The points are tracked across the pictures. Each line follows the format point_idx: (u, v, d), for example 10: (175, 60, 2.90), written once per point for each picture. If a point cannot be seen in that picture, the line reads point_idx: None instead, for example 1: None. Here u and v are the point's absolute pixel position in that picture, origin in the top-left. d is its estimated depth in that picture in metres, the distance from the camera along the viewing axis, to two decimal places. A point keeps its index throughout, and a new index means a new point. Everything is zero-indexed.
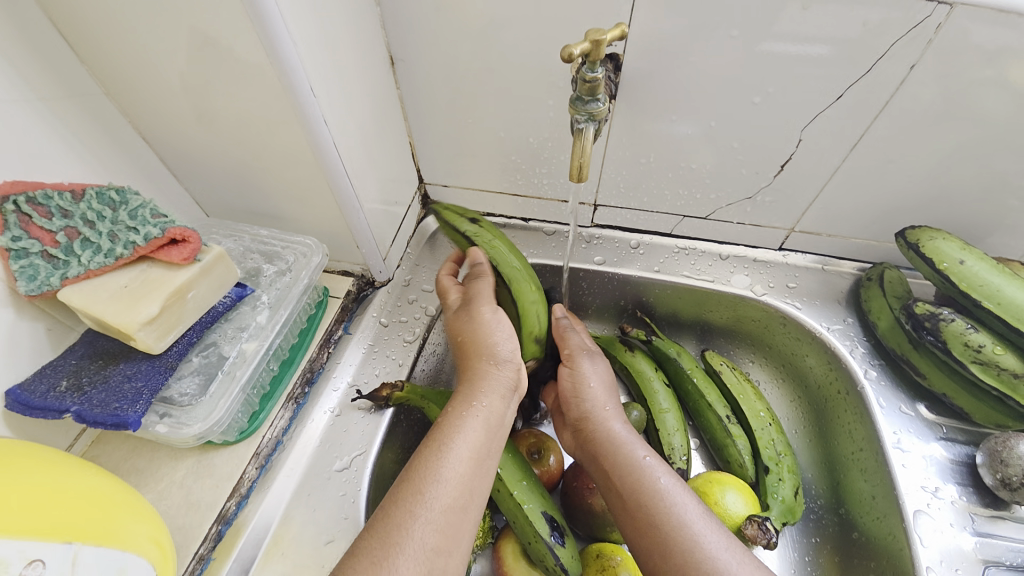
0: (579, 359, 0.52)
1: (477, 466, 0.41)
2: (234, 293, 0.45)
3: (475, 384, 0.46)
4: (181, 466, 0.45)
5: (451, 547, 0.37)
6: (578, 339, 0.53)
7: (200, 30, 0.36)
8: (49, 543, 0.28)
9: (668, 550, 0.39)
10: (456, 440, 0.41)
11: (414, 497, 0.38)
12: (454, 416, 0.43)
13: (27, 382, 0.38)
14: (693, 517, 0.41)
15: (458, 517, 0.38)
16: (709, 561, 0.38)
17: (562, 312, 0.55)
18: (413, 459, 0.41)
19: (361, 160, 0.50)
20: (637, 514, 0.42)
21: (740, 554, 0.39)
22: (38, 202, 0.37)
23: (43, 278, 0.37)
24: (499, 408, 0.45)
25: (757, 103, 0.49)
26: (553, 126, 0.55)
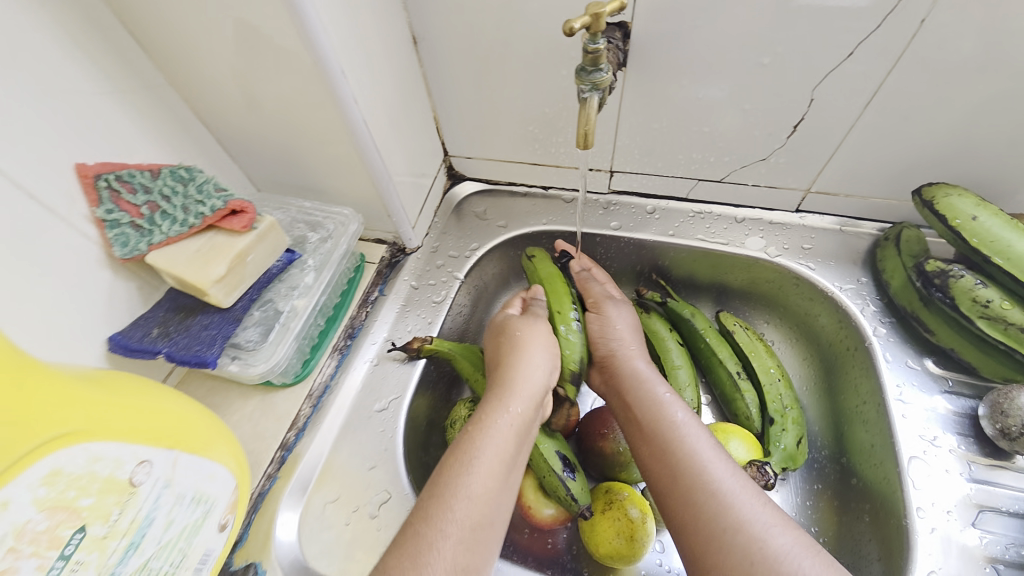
0: (605, 305, 0.59)
1: (500, 481, 0.43)
2: (285, 258, 0.52)
3: (503, 394, 0.48)
4: (249, 403, 0.53)
5: (472, 560, 0.39)
6: (600, 290, 0.60)
7: (245, 23, 0.41)
8: (154, 448, 0.35)
9: (679, 476, 0.43)
10: (482, 452, 0.43)
11: (438, 509, 0.40)
12: (479, 428, 0.45)
13: (125, 331, 0.46)
14: (703, 447, 0.44)
15: (479, 530, 0.40)
16: (716, 483, 0.42)
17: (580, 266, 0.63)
18: (438, 472, 0.43)
19: (389, 135, 0.55)
20: (652, 443, 0.47)
21: (743, 479, 0.42)
22: (124, 180, 0.45)
23: (134, 244, 0.44)
24: (526, 418, 0.47)
25: (767, 64, 0.50)
26: (568, 94, 0.58)
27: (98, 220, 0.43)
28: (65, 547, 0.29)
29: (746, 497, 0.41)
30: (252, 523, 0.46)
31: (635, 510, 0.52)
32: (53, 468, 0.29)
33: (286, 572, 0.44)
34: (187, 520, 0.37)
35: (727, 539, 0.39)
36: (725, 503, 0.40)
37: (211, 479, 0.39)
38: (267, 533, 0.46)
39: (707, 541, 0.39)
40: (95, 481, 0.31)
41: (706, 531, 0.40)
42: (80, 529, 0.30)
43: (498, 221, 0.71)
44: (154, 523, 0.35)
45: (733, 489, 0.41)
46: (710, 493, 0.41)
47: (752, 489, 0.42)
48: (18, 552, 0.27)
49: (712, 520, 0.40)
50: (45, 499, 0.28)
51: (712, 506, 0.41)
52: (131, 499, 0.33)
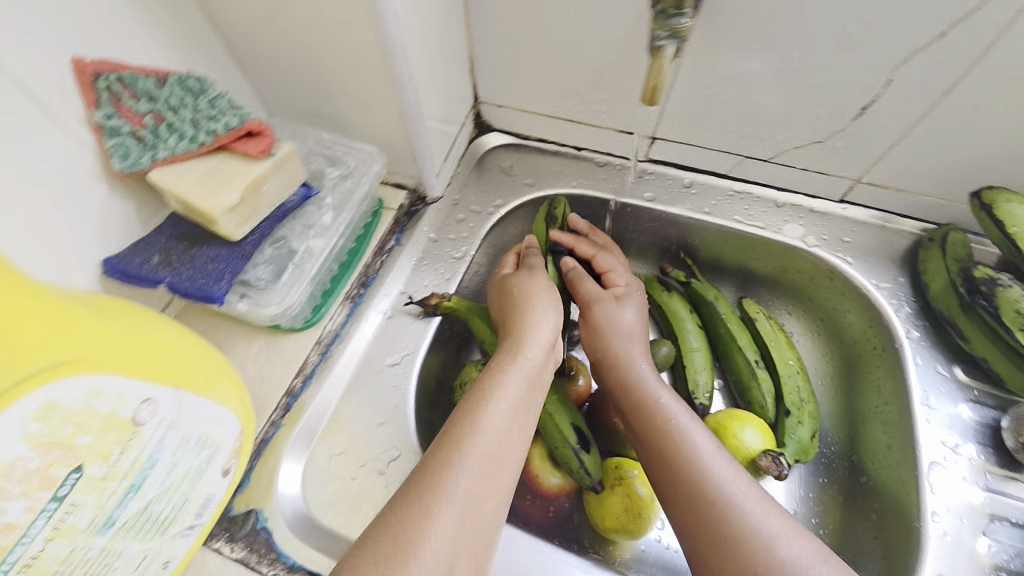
0: (592, 308, 0.54)
1: (515, 422, 0.41)
2: (301, 193, 0.47)
3: (517, 342, 0.46)
4: (253, 344, 0.50)
5: (488, 496, 0.36)
6: (593, 289, 0.55)
7: None
8: (161, 386, 0.31)
9: (680, 481, 0.41)
10: (497, 396, 0.41)
11: (453, 446, 0.37)
12: (493, 371, 0.43)
13: (122, 254, 0.42)
14: (706, 451, 0.42)
15: (497, 466, 0.38)
16: (718, 490, 0.39)
17: (571, 263, 0.57)
18: (453, 413, 0.40)
19: (423, 67, 0.49)
20: (649, 452, 0.44)
21: (750, 483, 0.40)
22: (127, 83, 0.39)
23: (135, 158, 0.40)
24: (539, 365, 0.45)
25: (851, 35, 0.45)
26: (623, 46, 0.52)
27: (94, 126, 0.38)
28: (60, 487, 0.27)
29: (752, 503, 0.38)
30: (254, 468, 0.45)
31: (642, 487, 0.51)
32: (48, 402, 0.26)
33: (289, 522, 0.44)
34: (190, 464, 0.34)
35: (731, 547, 0.37)
36: (730, 509, 0.38)
37: (217, 422, 0.36)
38: (269, 481, 0.45)
39: (711, 548, 0.37)
40: (95, 418, 0.28)
41: (710, 540, 0.38)
42: (76, 469, 0.28)
43: (525, 178, 0.67)
44: (157, 466, 0.32)
45: (739, 492, 0.39)
46: (712, 500, 0.39)
47: (759, 493, 0.39)
48: (7, 492, 0.25)
49: (717, 527, 0.38)
50: (38, 435, 0.26)
51: (711, 514, 0.38)
52: (133, 439, 0.30)
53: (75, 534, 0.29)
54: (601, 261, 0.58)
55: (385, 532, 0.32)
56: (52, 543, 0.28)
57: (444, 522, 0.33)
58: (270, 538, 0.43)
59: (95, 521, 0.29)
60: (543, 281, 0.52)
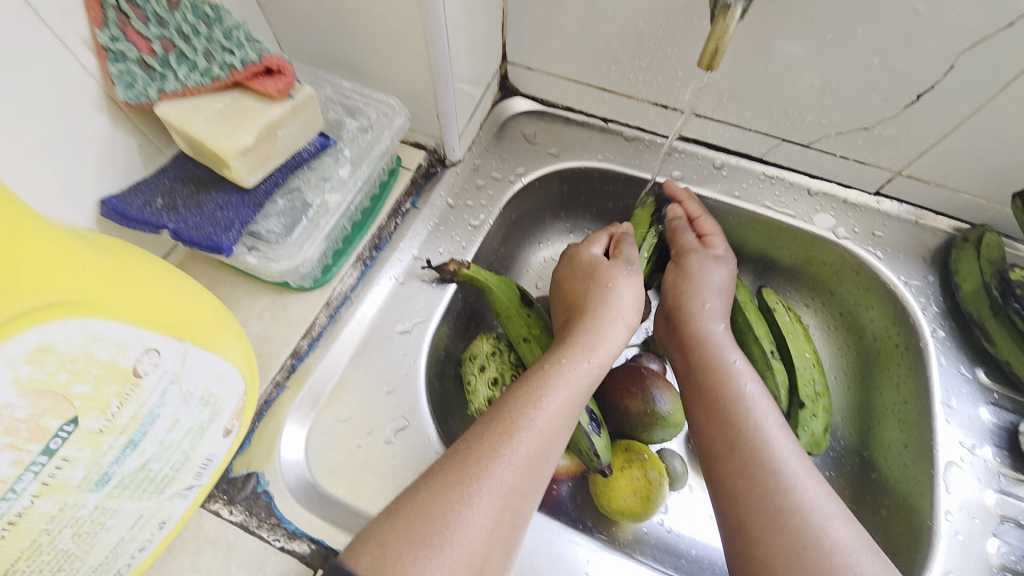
0: (688, 256, 0.54)
1: (568, 423, 0.40)
2: (318, 142, 0.44)
3: (586, 340, 0.44)
4: (258, 302, 0.47)
5: (530, 492, 0.36)
6: (691, 240, 0.55)
7: None
8: (165, 337, 0.29)
9: (738, 447, 0.41)
10: (555, 391, 0.40)
11: (503, 438, 0.36)
12: (557, 366, 0.41)
13: (122, 195, 0.39)
14: (770, 425, 0.41)
15: (543, 463, 0.37)
16: (776, 464, 0.39)
17: (677, 212, 0.56)
18: (503, 401, 0.39)
19: (459, 13, 0.45)
20: (714, 407, 0.44)
21: (807, 464, 0.40)
22: (134, 3, 0.35)
23: (141, 88, 0.36)
24: (603, 370, 0.44)
25: (920, 13, 0.42)
26: (671, 9, 0.49)
27: (99, 48, 0.35)
28: (51, 440, 0.25)
29: (807, 483, 0.38)
30: (256, 429, 0.43)
31: (654, 472, 0.50)
32: (42, 344, 0.23)
33: (291, 487, 0.42)
34: (192, 422, 0.32)
35: (781, 519, 0.37)
36: (784, 485, 0.38)
37: (221, 380, 0.33)
38: (271, 444, 0.43)
39: (757, 517, 0.37)
40: (92, 366, 0.25)
41: (759, 508, 0.38)
42: (70, 421, 0.25)
43: (549, 147, 0.63)
44: (157, 422, 0.30)
45: (796, 473, 0.39)
46: (767, 472, 0.39)
47: (816, 477, 0.39)
48: None
49: (766, 499, 0.38)
50: (29, 381, 0.23)
51: (770, 483, 0.38)
52: (133, 392, 0.28)
53: (66, 491, 0.27)
54: (700, 224, 0.56)
55: (423, 513, 0.33)
56: (40, 500, 0.26)
57: (481, 512, 0.34)
58: (271, 502, 0.41)
59: (89, 478, 0.27)
60: (635, 284, 0.50)
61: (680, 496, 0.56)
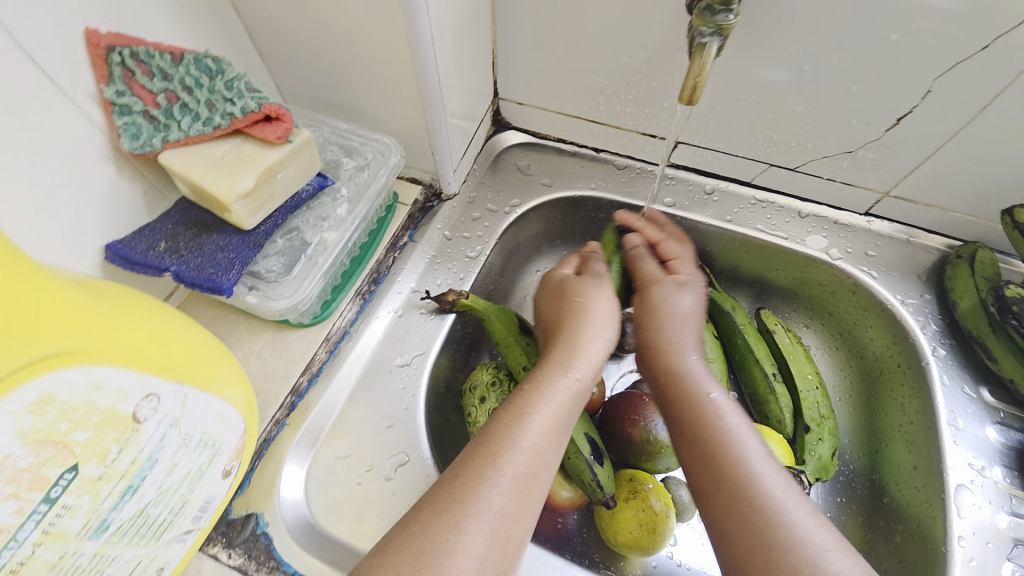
0: (650, 289, 0.52)
1: (554, 441, 0.39)
2: (316, 182, 0.45)
3: (564, 357, 0.44)
4: (259, 339, 0.48)
5: (521, 515, 0.35)
6: (653, 269, 0.54)
7: None
8: (165, 381, 0.29)
9: (723, 482, 0.38)
10: (537, 411, 0.39)
11: (488, 461, 0.36)
12: (538, 384, 0.41)
13: (127, 239, 0.40)
14: (754, 456, 0.39)
15: (532, 486, 0.36)
16: (765, 497, 0.36)
17: (636, 243, 0.56)
18: (488, 424, 0.39)
19: (449, 57, 0.47)
20: (695, 442, 0.41)
21: (799, 495, 0.37)
22: (140, 59, 0.37)
23: (146, 138, 0.38)
24: (585, 384, 0.43)
25: (893, 42, 0.44)
26: (653, 46, 0.51)
27: (105, 102, 0.37)
28: (52, 489, 0.25)
29: (800, 515, 0.35)
30: (255, 469, 0.43)
31: (658, 502, 0.49)
32: (43, 395, 0.24)
33: (290, 528, 0.42)
34: (192, 464, 0.32)
35: (774, 561, 0.34)
36: (775, 519, 0.35)
37: (220, 421, 0.33)
38: (271, 484, 0.43)
39: (749, 558, 0.35)
40: (94, 414, 0.26)
41: (751, 550, 0.35)
42: (71, 469, 0.25)
43: (543, 178, 0.65)
44: (156, 466, 0.30)
45: (786, 507, 0.36)
46: (757, 507, 0.36)
47: (810, 508, 0.36)
48: None
49: (757, 536, 0.35)
50: (31, 432, 0.23)
51: (759, 521, 0.35)
52: (133, 438, 0.28)
53: (65, 539, 0.26)
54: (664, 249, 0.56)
55: (410, 545, 0.31)
56: (41, 549, 0.25)
57: (472, 540, 0.32)
58: (270, 545, 0.41)
59: (88, 526, 0.27)
60: (606, 293, 0.50)
61: (688, 526, 0.55)
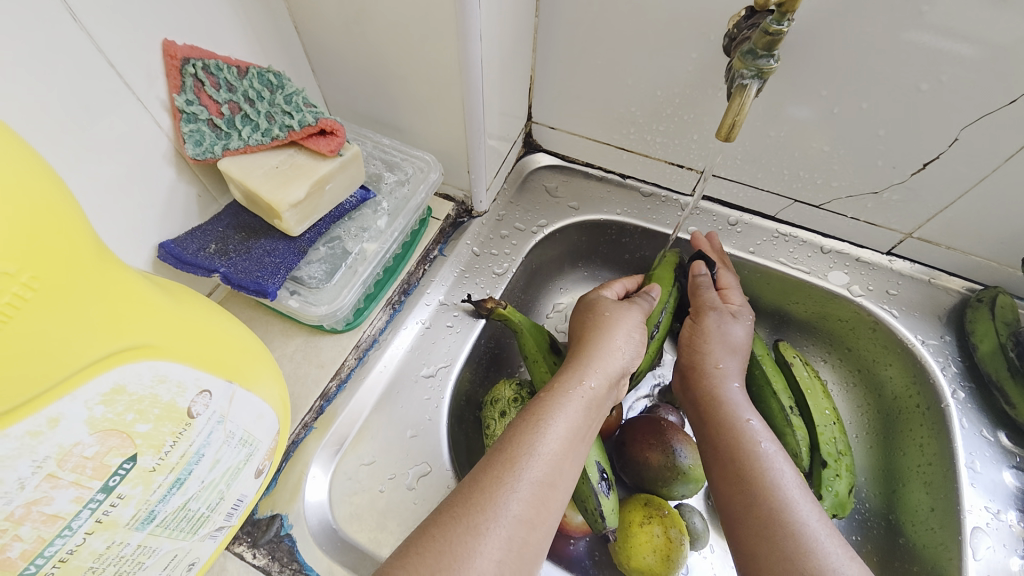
0: (705, 313, 0.53)
1: (572, 451, 0.40)
2: (359, 195, 0.47)
3: (581, 368, 0.45)
4: (291, 342, 0.49)
5: (538, 521, 0.35)
6: (712, 298, 0.54)
7: None
8: (217, 378, 0.30)
9: (756, 512, 0.39)
10: (555, 420, 0.40)
11: (506, 466, 0.36)
12: (558, 392, 0.42)
13: (178, 239, 0.42)
14: (789, 483, 0.40)
15: (549, 492, 0.37)
16: (797, 524, 0.38)
17: (699, 271, 0.56)
18: (506, 432, 0.40)
19: (494, 81, 0.49)
20: (729, 467, 0.43)
21: (829, 527, 0.38)
22: (210, 72, 0.40)
23: (209, 145, 0.40)
24: (600, 393, 0.44)
25: (924, 91, 0.45)
26: (689, 81, 0.53)
27: (174, 109, 0.39)
28: (110, 477, 0.26)
29: (831, 546, 0.36)
30: (282, 471, 0.44)
31: (673, 528, 0.49)
32: (115, 386, 0.25)
33: (313, 532, 0.42)
34: (231, 462, 0.33)
35: None
36: (807, 547, 0.36)
37: (260, 420, 0.34)
38: (296, 486, 0.43)
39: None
40: (155, 406, 0.27)
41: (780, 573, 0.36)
42: (129, 459, 0.26)
43: (570, 201, 0.66)
44: (201, 461, 0.31)
45: (816, 533, 0.37)
46: (790, 533, 0.37)
47: (838, 537, 0.37)
48: (59, 479, 0.24)
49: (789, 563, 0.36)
50: (100, 421, 0.25)
51: (791, 548, 0.37)
52: (185, 432, 0.29)
53: (114, 528, 0.27)
54: (720, 276, 0.57)
55: (432, 545, 0.32)
56: (92, 537, 0.26)
57: (491, 544, 0.33)
58: (293, 547, 0.41)
59: (136, 516, 0.28)
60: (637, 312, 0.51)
61: (700, 556, 0.55)
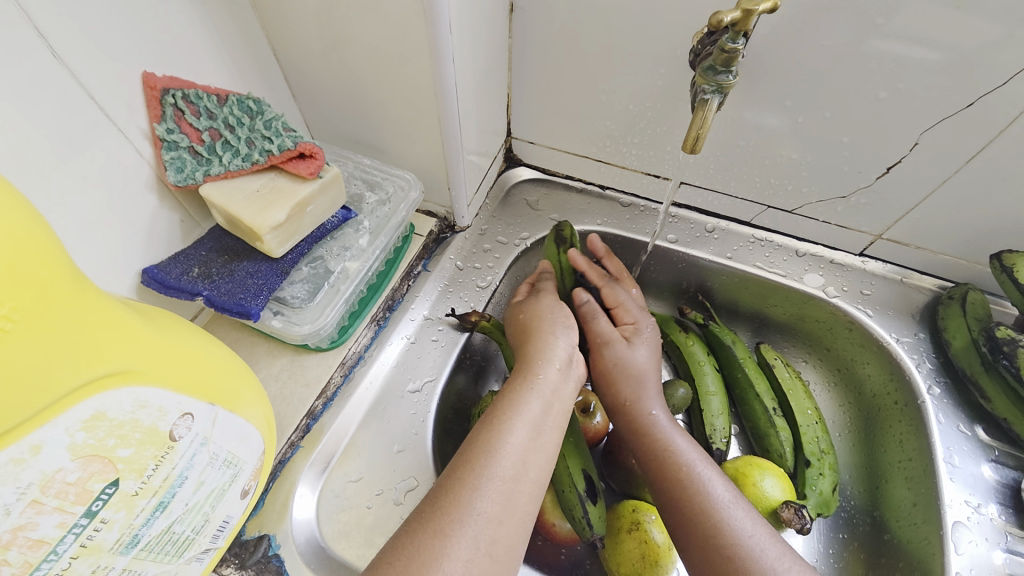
0: (604, 350, 0.52)
1: (537, 443, 0.40)
2: (341, 215, 0.48)
3: (534, 363, 0.46)
4: (277, 362, 0.49)
5: (507, 518, 0.36)
6: (606, 326, 0.54)
7: None
8: (199, 401, 0.31)
9: (694, 527, 0.42)
10: (514, 416, 0.41)
11: (470, 466, 0.38)
12: (517, 389, 0.43)
13: (161, 264, 0.42)
14: (721, 502, 0.42)
15: (516, 486, 0.38)
16: (733, 543, 0.40)
17: (586, 296, 0.55)
18: (471, 434, 0.41)
19: (470, 101, 0.51)
20: (664, 492, 0.44)
21: (767, 538, 0.40)
22: (190, 100, 0.41)
23: (190, 172, 0.41)
24: (554, 383, 0.45)
25: (882, 99, 0.47)
26: (659, 95, 0.54)
27: (156, 138, 0.40)
28: (93, 502, 0.26)
29: (767, 558, 0.39)
30: (269, 490, 0.44)
31: (659, 533, 0.49)
32: (96, 412, 0.25)
33: (301, 550, 0.42)
34: (215, 484, 0.33)
35: None
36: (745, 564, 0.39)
37: (244, 441, 0.35)
38: (284, 505, 0.44)
39: None
40: (137, 430, 0.27)
41: None
42: (112, 483, 0.27)
43: (551, 213, 0.68)
44: (185, 484, 0.31)
45: (754, 545, 0.40)
46: (726, 551, 0.40)
47: (779, 547, 0.40)
48: (42, 505, 0.24)
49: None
50: (81, 447, 0.25)
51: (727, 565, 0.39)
52: (168, 455, 0.29)
53: (99, 553, 0.28)
54: (607, 295, 0.57)
55: (401, 555, 0.33)
56: (78, 561, 0.27)
57: (459, 545, 0.34)
58: (281, 567, 0.41)
59: (120, 540, 0.28)
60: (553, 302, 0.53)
61: None
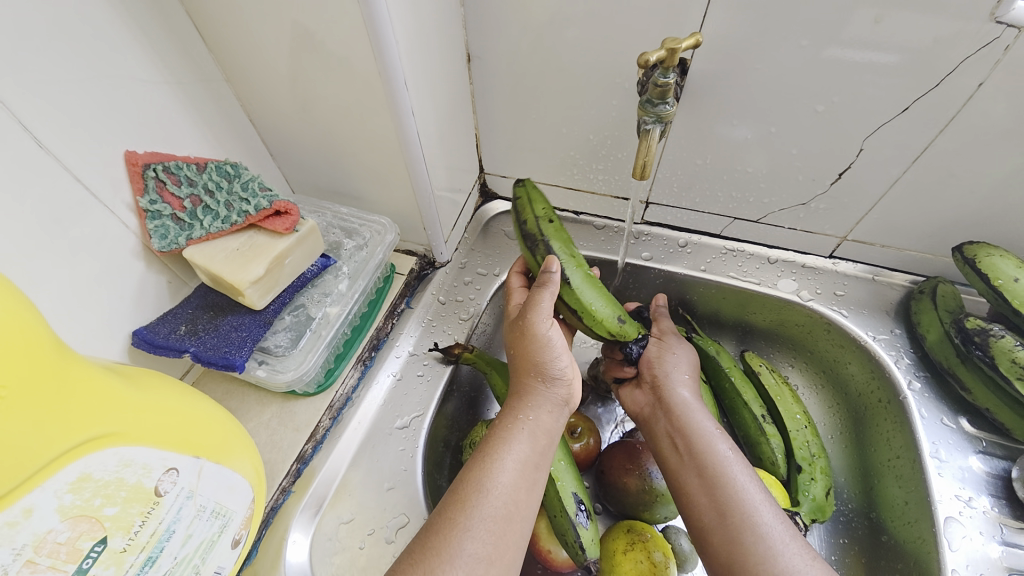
0: (669, 337, 0.57)
1: (528, 479, 0.41)
2: (320, 263, 0.50)
3: (521, 403, 0.46)
4: (267, 410, 0.51)
5: (497, 557, 0.37)
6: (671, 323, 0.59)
7: (294, 28, 0.41)
8: (183, 455, 0.33)
9: (729, 516, 0.42)
10: (504, 455, 0.42)
11: (459, 506, 0.39)
12: (501, 432, 0.44)
13: (150, 325, 0.45)
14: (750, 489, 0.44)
15: (507, 526, 0.39)
16: (764, 526, 0.41)
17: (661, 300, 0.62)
18: (463, 470, 0.42)
19: (435, 146, 0.54)
20: (700, 477, 0.45)
21: (790, 526, 0.41)
22: (171, 171, 0.44)
23: (172, 238, 0.43)
24: (543, 422, 0.45)
25: (821, 112, 0.50)
26: (615, 124, 0.58)
27: (140, 210, 0.43)
28: (83, 560, 0.27)
29: (792, 545, 0.40)
30: (262, 539, 0.45)
31: (659, 552, 0.49)
32: (82, 473, 0.27)
33: None
34: (204, 535, 0.34)
35: None
36: (773, 548, 0.40)
37: (231, 491, 0.36)
38: (277, 553, 0.44)
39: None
40: (122, 488, 0.29)
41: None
42: (100, 542, 0.28)
43: None
44: (173, 537, 0.32)
45: (780, 537, 0.40)
46: (759, 536, 0.41)
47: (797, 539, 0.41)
48: (36, 565, 0.25)
49: (760, 566, 0.39)
50: (70, 507, 0.27)
51: (760, 550, 0.40)
52: (154, 510, 0.31)
53: None
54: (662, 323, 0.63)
55: None
56: None
57: None
58: None
59: None
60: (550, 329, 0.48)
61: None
